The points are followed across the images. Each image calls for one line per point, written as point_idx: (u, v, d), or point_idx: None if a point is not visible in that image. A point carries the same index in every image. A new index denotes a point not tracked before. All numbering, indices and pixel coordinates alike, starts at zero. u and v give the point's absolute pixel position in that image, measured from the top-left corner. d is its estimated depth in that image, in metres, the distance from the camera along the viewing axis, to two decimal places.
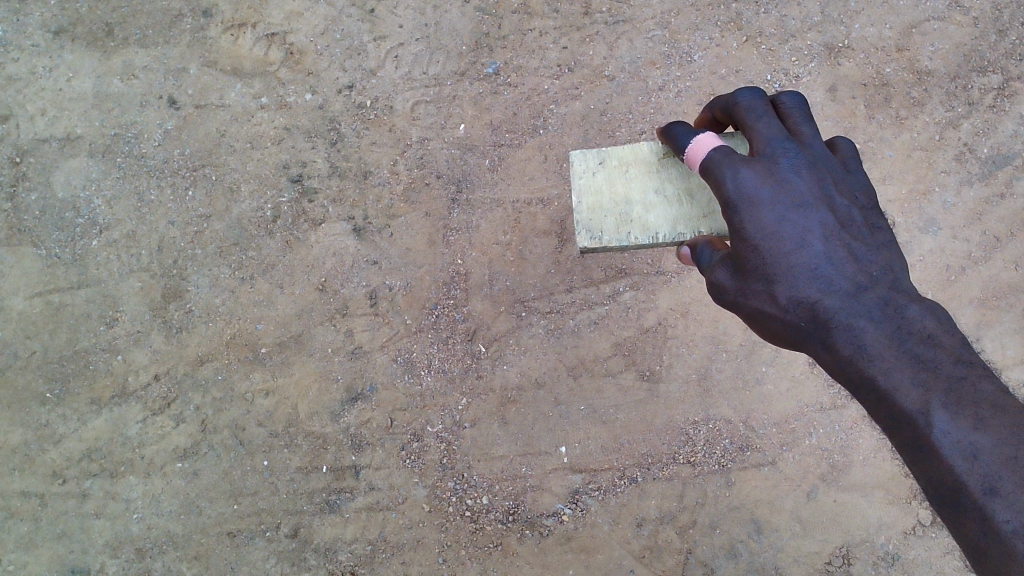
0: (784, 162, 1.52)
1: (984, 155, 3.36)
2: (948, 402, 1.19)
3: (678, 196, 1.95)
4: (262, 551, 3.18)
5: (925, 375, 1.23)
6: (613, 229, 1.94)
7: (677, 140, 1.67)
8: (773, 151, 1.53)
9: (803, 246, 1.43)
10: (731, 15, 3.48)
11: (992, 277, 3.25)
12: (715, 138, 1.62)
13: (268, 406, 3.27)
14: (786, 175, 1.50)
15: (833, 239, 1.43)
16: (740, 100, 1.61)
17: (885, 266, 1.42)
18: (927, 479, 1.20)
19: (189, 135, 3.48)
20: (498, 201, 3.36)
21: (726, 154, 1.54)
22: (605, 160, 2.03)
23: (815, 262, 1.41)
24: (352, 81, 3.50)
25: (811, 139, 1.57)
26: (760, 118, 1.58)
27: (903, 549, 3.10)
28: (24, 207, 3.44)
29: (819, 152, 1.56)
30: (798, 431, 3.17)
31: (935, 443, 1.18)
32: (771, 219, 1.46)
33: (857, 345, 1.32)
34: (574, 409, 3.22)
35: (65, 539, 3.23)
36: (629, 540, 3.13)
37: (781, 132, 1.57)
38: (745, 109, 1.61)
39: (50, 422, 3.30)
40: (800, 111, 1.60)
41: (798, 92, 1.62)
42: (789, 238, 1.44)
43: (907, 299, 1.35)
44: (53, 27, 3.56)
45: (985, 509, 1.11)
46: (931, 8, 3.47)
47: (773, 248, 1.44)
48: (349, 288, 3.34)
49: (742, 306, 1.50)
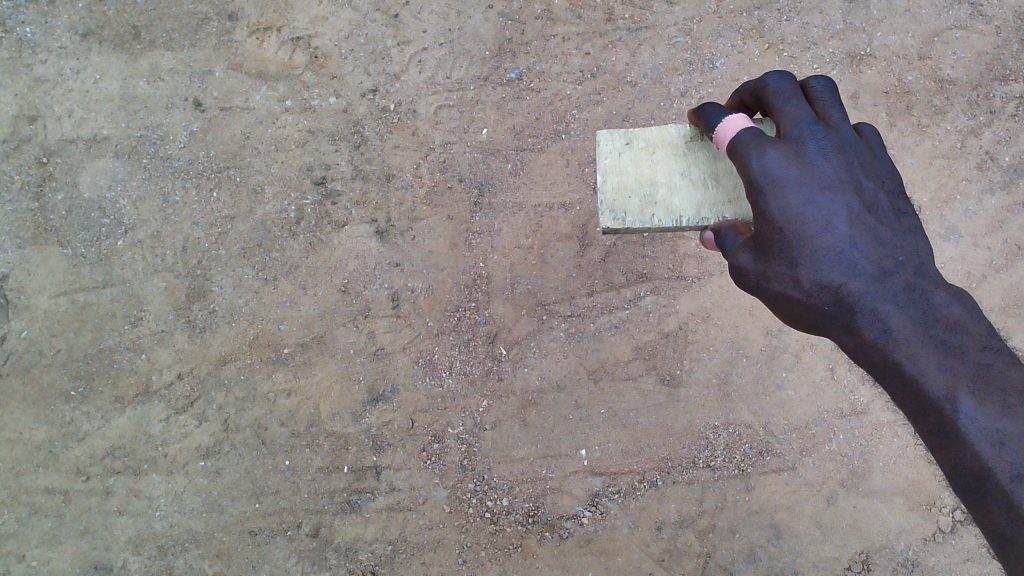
0: (810, 145, 1.50)
1: (1006, 163, 3.37)
2: (976, 388, 1.21)
3: (704, 179, 1.96)
4: (284, 550, 3.20)
5: (953, 363, 1.25)
6: (636, 211, 1.95)
7: (708, 119, 1.66)
8: (800, 133, 1.52)
9: (828, 230, 1.43)
10: (752, 23, 3.50)
11: (1015, 285, 3.25)
12: (745, 118, 1.60)
13: (290, 405, 3.30)
14: (812, 156, 1.49)
15: (858, 221, 1.45)
16: (768, 83, 1.58)
17: (911, 252, 1.43)
18: (952, 466, 1.22)
19: (215, 137, 3.52)
20: (519, 205, 3.38)
21: (754, 135, 1.52)
22: (632, 141, 2.03)
23: (840, 245, 1.42)
24: (375, 85, 3.53)
25: (841, 126, 1.55)
26: (789, 102, 1.56)
27: (923, 555, 3.10)
28: (50, 206, 3.48)
29: (847, 136, 1.54)
30: (818, 436, 3.17)
31: (961, 429, 1.20)
32: (797, 202, 1.45)
33: (883, 329, 1.34)
34: (595, 413, 3.23)
35: (89, 535, 3.25)
36: (648, 544, 3.14)
37: (809, 115, 1.55)
38: (774, 92, 1.58)
39: (74, 420, 3.33)
40: (829, 95, 1.58)
41: (829, 77, 1.59)
42: (815, 222, 1.44)
43: (933, 285, 1.37)
44: (81, 30, 3.61)
45: (1011, 495, 1.14)
46: (954, 17, 3.49)
47: (799, 231, 1.44)
48: (372, 289, 3.37)
49: (764, 290, 1.50)
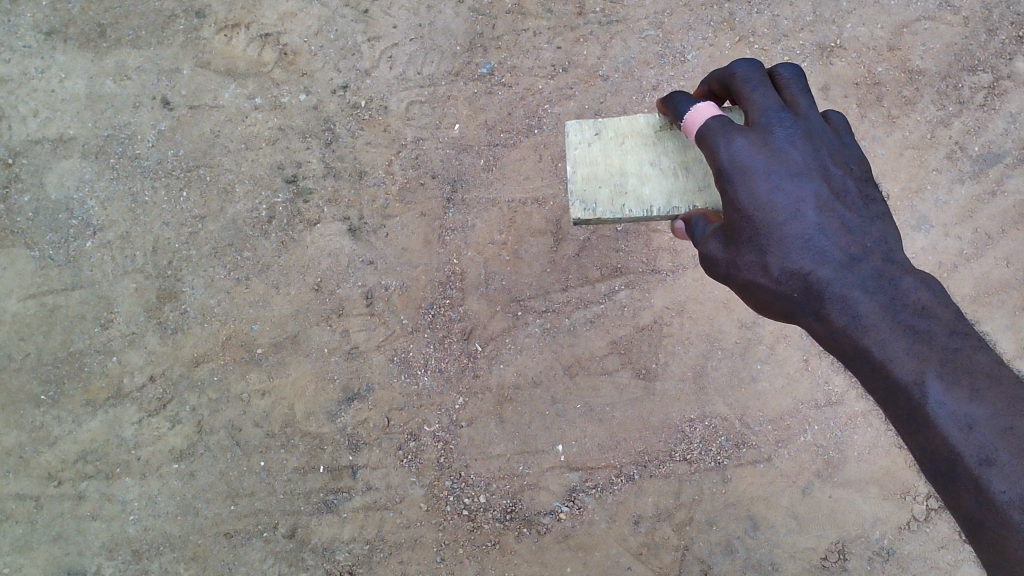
0: (779, 133, 1.50)
1: (975, 154, 3.38)
2: (944, 373, 1.19)
3: (673, 169, 1.95)
4: (260, 552, 3.18)
5: (921, 348, 1.24)
6: (607, 201, 1.94)
7: (677, 108, 1.67)
8: (768, 121, 1.52)
9: (797, 216, 1.44)
10: (723, 15, 3.51)
11: (985, 274, 3.27)
12: (714, 107, 1.61)
13: (264, 406, 3.27)
14: (781, 144, 1.49)
15: (827, 208, 1.45)
16: (736, 71, 1.58)
17: (880, 238, 1.43)
18: (922, 451, 1.21)
19: (183, 136, 3.48)
20: (493, 201, 3.37)
21: (722, 125, 1.53)
22: (601, 132, 2.02)
23: (808, 232, 1.43)
24: (346, 82, 3.51)
25: (808, 114, 1.55)
26: (756, 90, 1.56)
27: (897, 543, 3.12)
28: (16, 208, 3.44)
29: (814, 123, 1.54)
30: (793, 427, 3.18)
31: (929, 415, 1.18)
32: (765, 189, 1.45)
33: (852, 316, 1.34)
34: (571, 408, 3.23)
35: (62, 541, 3.21)
36: (626, 538, 3.14)
37: (777, 102, 1.55)
38: (742, 80, 1.58)
39: (44, 424, 3.29)
40: (797, 82, 1.58)
41: (797, 64, 1.60)
42: (783, 209, 1.44)
43: (901, 271, 1.37)
44: (45, 28, 3.56)
45: (980, 479, 1.12)
46: (923, 8, 3.50)
47: (767, 218, 1.44)
48: (346, 287, 3.35)
49: (734, 278, 1.51)
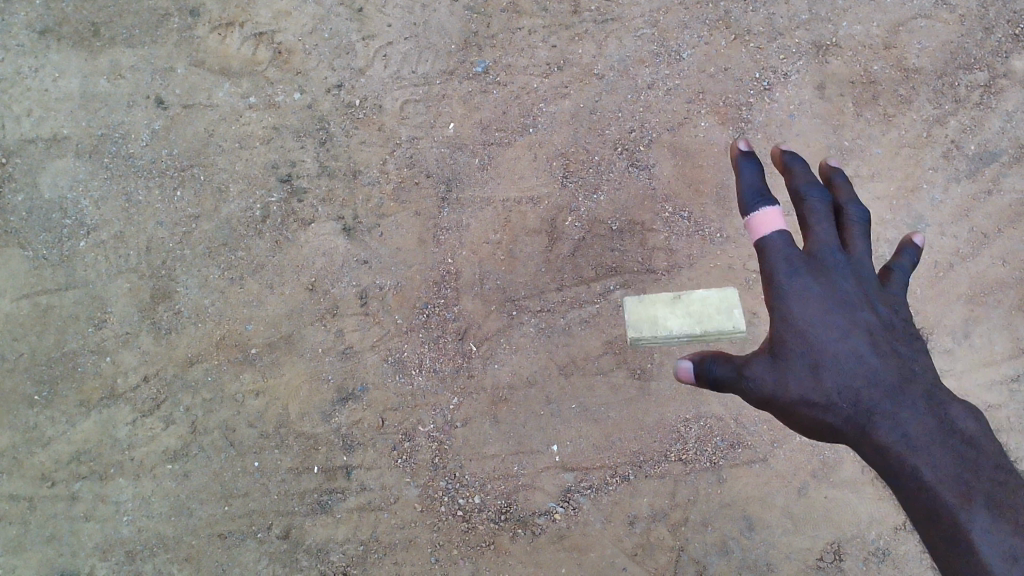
0: (835, 270, 1.43)
1: (971, 152, 3.35)
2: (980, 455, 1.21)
3: None
4: (253, 552, 3.15)
5: (963, 472, 1.11)
6: None
7: (741, 192, 1.57)
8: (824, 256, 1.45)
9: (844, 338, 1.34)
10: (719, 14, 3.50)
11: (982, 273, 3.24)
12: (781, 216, 1.51)
13: (258, 407, 3.26)
14: (840, 280, 1.41)
15: (880, 338, 1.33)
16: (809, 198, 1.54)
17: None
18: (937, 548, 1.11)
19: (177, 135, 3.48)
20: (488, 200, 3.37)
21: (784, 242, 1.47)
22: None
23: (860, 349, 1.31)
24: (340, 81, 3.50)
25: (859, 247, 1.47)
26: (821, 222, 1.50)
27: (894, 544, 3.07)
28: (11, 208, 3.44)
29: (869, 270, 1.44)
30: (789, 427, 3.15)
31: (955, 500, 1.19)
32: (815, 315, 1.39)
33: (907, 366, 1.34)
34: (566, 407, 3.21)
35: (55, 542, 3.19)
36: (622, 539, 3.11)
37: (837, 240, 1.48)
38: (812, 207, 1.53)
39: (38, 425, 3.27)
40: (861, 227, 1.50)
41: (866, 207, 1.54)
42: (834, 327, 1.36)
43: None
44: (39, 27, 3.57)
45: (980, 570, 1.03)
46: (918, 6, 3.49)
47: (817, 334, 1.37)
48: (340, 287, 3.34)
49: (776, 403, 1.43)
